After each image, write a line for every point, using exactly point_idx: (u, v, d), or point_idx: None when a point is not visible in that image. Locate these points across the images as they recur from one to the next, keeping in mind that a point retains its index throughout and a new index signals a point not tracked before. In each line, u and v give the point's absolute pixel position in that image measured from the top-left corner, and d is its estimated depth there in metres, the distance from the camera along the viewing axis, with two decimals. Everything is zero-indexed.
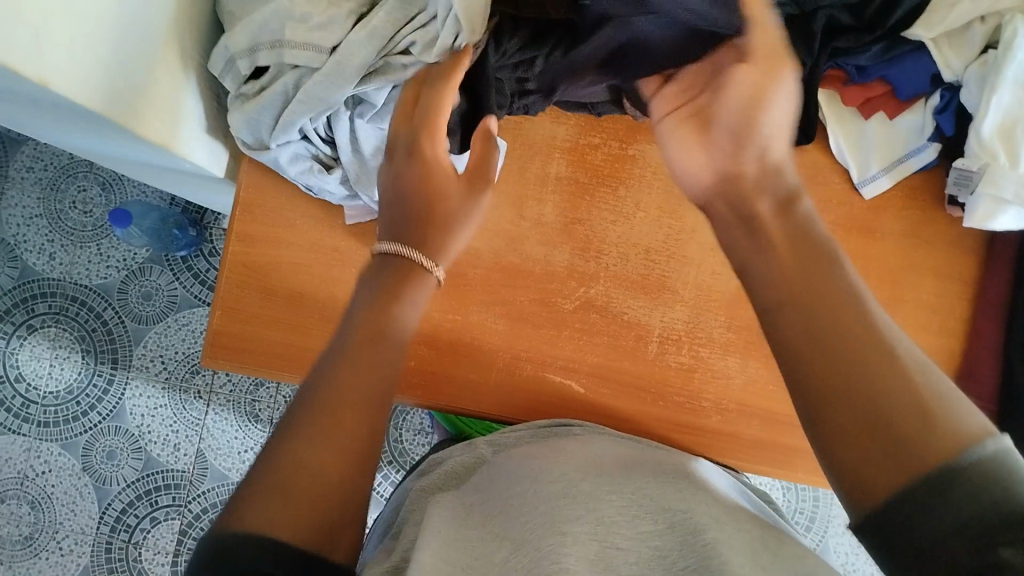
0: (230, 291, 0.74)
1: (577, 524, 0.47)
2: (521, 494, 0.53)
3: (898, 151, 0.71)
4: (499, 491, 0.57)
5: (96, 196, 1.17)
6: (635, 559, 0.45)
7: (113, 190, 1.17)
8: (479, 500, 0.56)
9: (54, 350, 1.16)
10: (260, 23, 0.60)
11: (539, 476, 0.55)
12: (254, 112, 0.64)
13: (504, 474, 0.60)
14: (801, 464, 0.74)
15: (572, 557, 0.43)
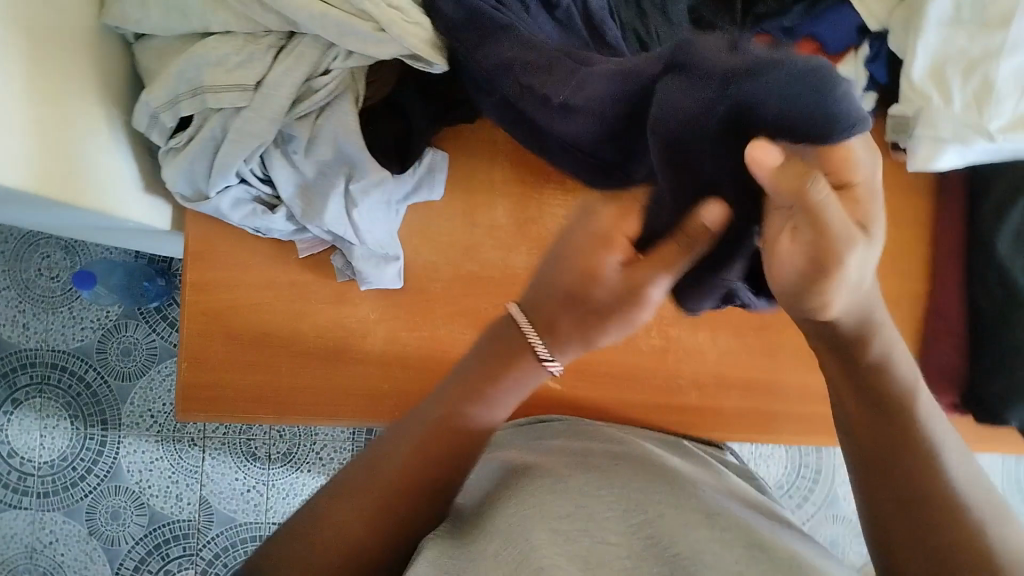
0: (194, 341, 0.73)
1: (565, 522, 0.47)
2: (515, 498, 0.52)
3: None
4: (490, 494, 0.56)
5: (61, 260, 1.15)
6: (626, 554, 0.44)
7: (77, 252, 1.15)
8: (465, 513, 0.55)
9: (42, 420, 1.14)
10: (177, 73, 0.59)
11: (528, 477, 0.55)
12: (187, 161, 0.63)
13: (496, 481, 0.59)
14: (786, 427, 0.75)
15: (562, 558, 0.43)
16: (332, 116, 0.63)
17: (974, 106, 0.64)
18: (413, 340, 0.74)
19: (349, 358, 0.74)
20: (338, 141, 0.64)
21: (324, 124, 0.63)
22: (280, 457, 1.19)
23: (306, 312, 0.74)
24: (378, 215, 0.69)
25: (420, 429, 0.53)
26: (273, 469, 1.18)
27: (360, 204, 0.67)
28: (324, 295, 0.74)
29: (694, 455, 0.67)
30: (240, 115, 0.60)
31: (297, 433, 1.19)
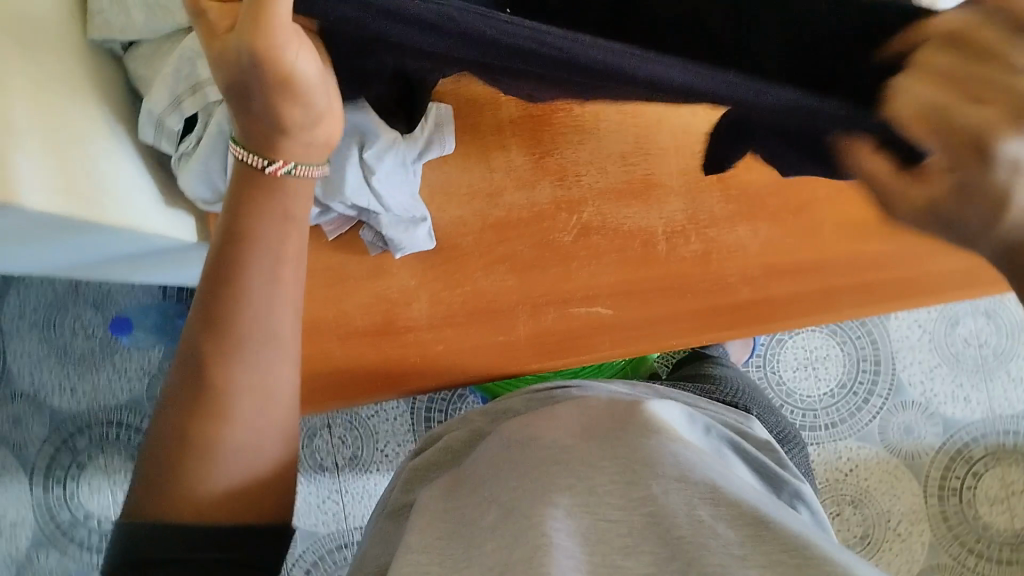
0: None
1: (566, 496, 0.51)
2: (517, 459, 0.56)
3: None
4: (486, 458, 0.60)
5: (93, 316, 1.14)
6: (625, 531, 0.48)
7: (107, 304, 1.14)
8: (470, 480, 0.59)
9: (111, 478, 1.12)
10: (172, 72, 0.59)
11: (529, 444, 0.58)
12: (200, 162, 0.63)
13: (514, 432, 0.61)
14: (845, 303, 0.74)
15: (564, 531, 0.48)
16: None
17: None
18: (457, 297, 0.74)
19: (398, 329, 0.74)
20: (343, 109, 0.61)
21: None
22: (348, 462, 1.20)
23: (347, 293, 0.73)
24: (399, 180, 0.67)
25: (220, 71, 0.42)
26: (343, 475, 1.20)
27: (380, 171, 0.65)
28: (361, 271, 0.73)
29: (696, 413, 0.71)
30: None
31: (359, 433, 1.21)
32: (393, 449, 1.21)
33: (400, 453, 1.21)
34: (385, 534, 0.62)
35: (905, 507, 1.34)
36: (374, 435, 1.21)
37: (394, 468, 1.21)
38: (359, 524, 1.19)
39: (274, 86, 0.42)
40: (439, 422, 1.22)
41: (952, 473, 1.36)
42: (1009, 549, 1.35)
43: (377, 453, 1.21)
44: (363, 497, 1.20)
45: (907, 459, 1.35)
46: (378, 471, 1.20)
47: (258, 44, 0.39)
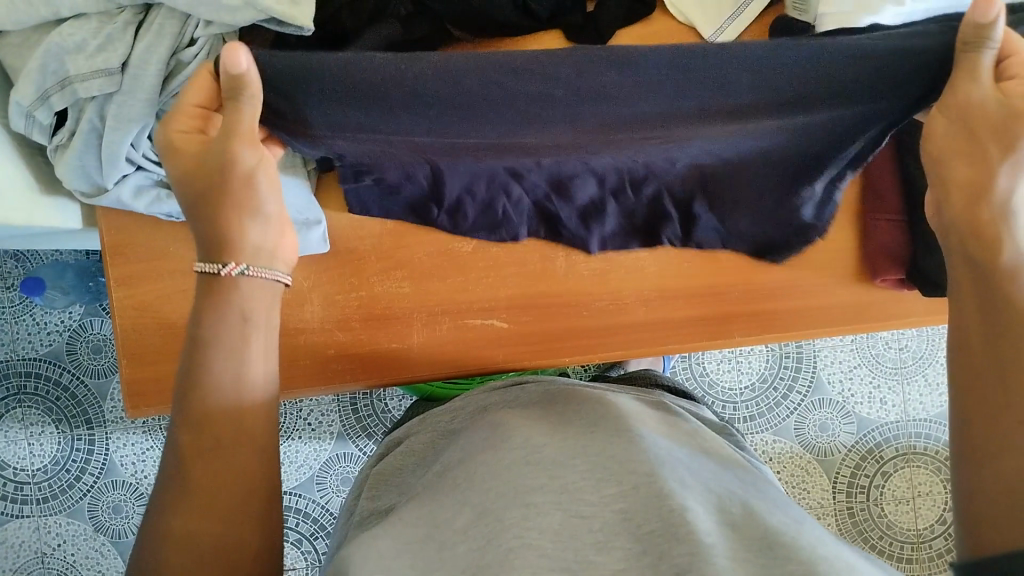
0: (129, 336, 0.72)
1: (540, 494, 0.48)
2: (485, 458, 0.53)
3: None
4: (451, 460, 0.58)
5: (13, 268, 1.16)
6: (597, 527, 0.46)
7: (27, 258, 1.16)
8: (445, 485, 0.53)
9: (28, 429, 1.17)
10: (38, 68, 0.56)
11: (501, 426, 0.58)
12: (75, 158, 0.61)
13: (468, 469, 0.53)
14: (738, 330, 0.74)
15: (536, 531, 0.45)
16: None
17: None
18: (350, 302, 0.73)
19: (288, 330, 0.72)
20: None
21: None
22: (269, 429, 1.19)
23: None
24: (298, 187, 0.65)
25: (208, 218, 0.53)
26: None
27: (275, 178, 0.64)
28: None
29: (672, 412, 0.66)
30: (113, 101, 0.58)
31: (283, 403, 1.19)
32: (315, 418, 1.20)
33: (323, 423, 1.20)
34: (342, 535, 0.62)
35: (812, 499, 1.28)
36: (297, 405, 1.20)
37: (316, 437, 1.19)
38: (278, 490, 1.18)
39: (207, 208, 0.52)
40: (363, 396, 1.21)
41: (862, 471, 1.30)
42: (909, 548, 1.29)
43: (299, 422, 1.19)
44: (283, 464, 1.18)
45: (819, 456, 1.29)
46: (299, 439, 1.19)
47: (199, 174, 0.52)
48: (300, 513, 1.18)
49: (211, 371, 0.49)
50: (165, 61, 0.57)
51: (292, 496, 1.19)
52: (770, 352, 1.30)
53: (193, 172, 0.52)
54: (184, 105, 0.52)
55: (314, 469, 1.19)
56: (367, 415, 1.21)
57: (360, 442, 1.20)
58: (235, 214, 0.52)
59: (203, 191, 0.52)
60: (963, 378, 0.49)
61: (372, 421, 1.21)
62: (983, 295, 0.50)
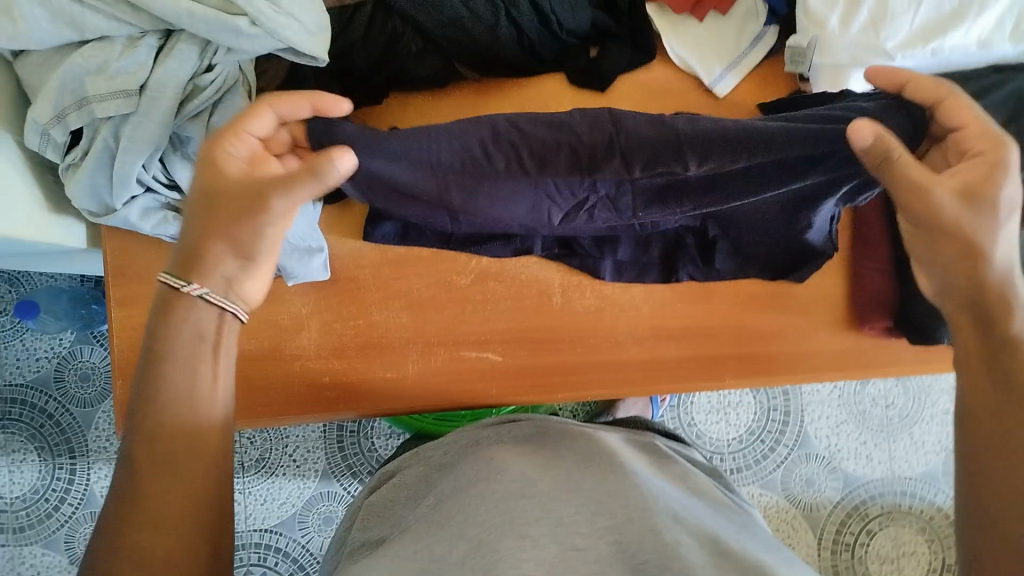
0: (126, 356, 0.72)
1: (536, 526, 0.48)
2: (480, 490, 0.54)
3: (736, 46, 0.72)
4: (443, 494, 0.58)
5: (6, 293, 1.17)
6: (593, 558, 0.46)
7: (20, 283, 1.17)
8: (439, 517, 0.54)
9: (9, 456, 1.16)
10: (57, 86, 0.57)
11: (496, 459, 0.59)
12: (85, 177, 0.62)
13: (461, 502, 0.54)
14: (730, 371, 0.75)
15: (531, 560, 0.45)
16: (224, 113, 0.61)
17: (872, 28, 0.62)
18: (348, 330, 0.74)
19: (285, 356, 0.73)
20: None
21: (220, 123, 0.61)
22: (255, 463, 1.18)
23: None
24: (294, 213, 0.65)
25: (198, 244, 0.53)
26: (248, 478, 1.18)
27: None
28: None
29: (663, 451, 0.66)
30: (127, 121, 0.59)
31: (270, 437, 1.19)
32: (301, 454, 1.19)
33: (307, 460, 1.19)
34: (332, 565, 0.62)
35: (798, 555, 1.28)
36: (283, 440, 1.20)
37: (300, 475, 1.18)
38: (261, 527, 1.17)
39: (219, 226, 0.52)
40: (350, 433, 1.20)
41: (848, 528, 1.30)
42: None
43: (284, 457, 1.19)
44: (267, 501, 1.17)
45: (805, 511, 1.30)
46: (285, 476, 1.18)
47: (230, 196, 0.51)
48: (280, 552, 1.17)
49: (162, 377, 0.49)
50: (183, 85, 0.58)
51: (274, 533, 1.17)
52: (756, 403, 1.31)
53: (217, 190, 0.51)
54: (244, 131, 0.52)
55: (296, 508, 1.18)
56: (353, 454, 1.20)
57: (344, 481, 1.19)
58: (227, 244, 0.52)
59: (205, 207, 0.52)
60: (966, 435, 0.50)
61: (358, 460, 1.20)
62: (986, 354, 0.51)
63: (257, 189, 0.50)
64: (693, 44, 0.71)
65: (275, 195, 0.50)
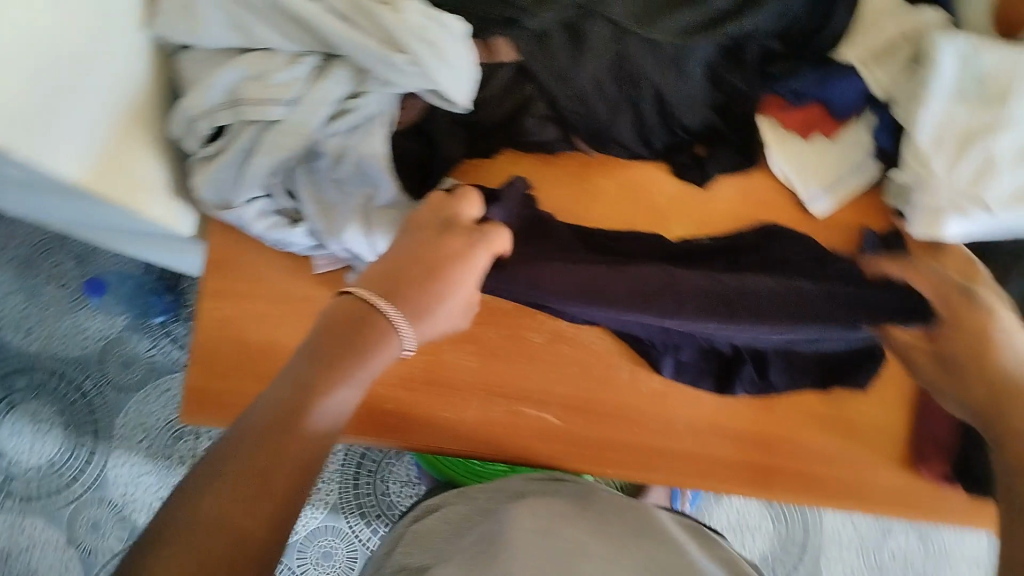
0: (204, 345, 0.75)
1: None
2: (526, 544, 0.55)
3: (836, 172, 0.76)
4: (492, 530, 0.60)
5: (71, 269, 1.21)
6: None
7: (88, 261, 1.21)
8: (483, 553, 0.55)
9: (34, 425, 1.18)
10: (218, 84, 0.62)
11: (545, 519, 0.60)
12: (217, 171, 0.66)
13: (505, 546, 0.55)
14: (776, 481, 0.76)
15: None
16: (360, 138, 0.65)
17: (977, 181, 0.65)
18: (417, 364, 0.76)
19: None
20: (362, 164, 0.66)
21: (354, 147, 0.65)
22: None
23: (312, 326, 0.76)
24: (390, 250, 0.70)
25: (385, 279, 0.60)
26: None
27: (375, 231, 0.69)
28: None
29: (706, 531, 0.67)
30: (272, 128, 0.63)
31: None
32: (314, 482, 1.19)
33: (319, 491, 1.19)
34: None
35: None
36: None
37: (309, 504, 1.19)
38: None
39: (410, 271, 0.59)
40: (367, 471, 1.21)
41: None
42: None
43: None
44: None
45: None
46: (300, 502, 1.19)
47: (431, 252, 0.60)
48: None
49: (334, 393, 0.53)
50: (333, 106, 0.63)
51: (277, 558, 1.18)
52: None
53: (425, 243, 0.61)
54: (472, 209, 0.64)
55: (299, 536, 1.18)
56: (366, 493, 1.20)
57: (352, 518, 1.19)
58: (416, 292, 0.59)
59: (411, 253, 0.60)
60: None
61: (369, 501, 1.20)
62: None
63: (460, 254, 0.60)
64: (797, 161, 0.76)
65: (461, 268, 0.60)
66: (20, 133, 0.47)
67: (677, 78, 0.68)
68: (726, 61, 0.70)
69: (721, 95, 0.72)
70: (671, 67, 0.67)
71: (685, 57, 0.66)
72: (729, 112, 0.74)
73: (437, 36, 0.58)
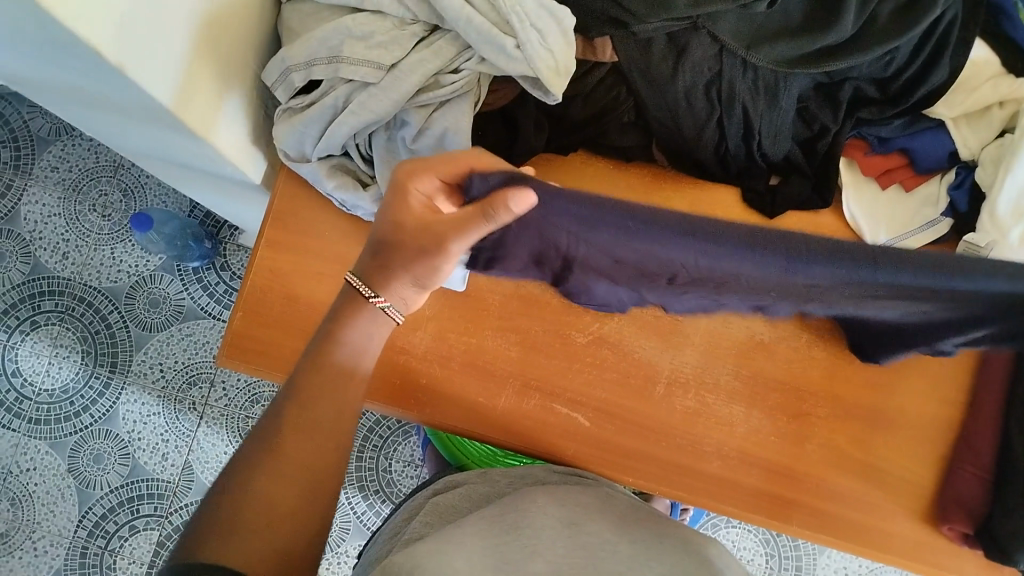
0: (254, 293, 0.76)
1: None
2: (565, 544, 0.55)
3: (908, 222, 0.74)
4: (518, 516, 0.59)
5: (117, 201, 1.22)
6: None
7: (134, 197, 1.22)
8: (507, 546, 0.55)
9: (54, 348, 1.19)
10: (320, 38, 0.63)
11: (588, 522, 0.59)
12: (300, 124, 0.67)
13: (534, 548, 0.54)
14: (797, 519, 0.75)
15: None
16: (446, 112, 0.65)
17: None
18: (460, 345, 0.76)
19: (393, 347, 0.76)
20: (443, 139, 0.66)
21: (439, 120, 0.65)
22: None
23: None
24: None
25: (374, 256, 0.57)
26: None
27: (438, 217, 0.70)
28: None
29: None
30: (366, 90, 0.64)
31: None
32: None
33: None
34: (374, 554, 0.64)
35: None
36: None
37: None
38: None
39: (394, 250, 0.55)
40: (372, 448, 1.19)
41: None
42: None
43: None
44: None
45: None
46: None
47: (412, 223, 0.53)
48: None
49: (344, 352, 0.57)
50: (428, 76, 0.64)
51: None
52: None
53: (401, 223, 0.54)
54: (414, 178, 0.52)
55: None
56: (368, 468, 1.19)
57: (350, 492, 1.17)
58: (411, 278, 0.56)
59: (385, 241, 0.56)
60: None
61: (370, 477, 1.19)
62: None
63: (432, 231, 0.52)
64: (867, 206, 0.75)
65: (450, 238, 0.51)
66: (131, 52, 0.48)
67: (767, 105, 0.69)
68: (819, 96, 0.72)
69: (807, 130, 0.73)
70: (765, 94, 0.68)
71: (781, 85, 0.68)
72: (810, 147, 0.74)
73: (549, 27, 0.59)
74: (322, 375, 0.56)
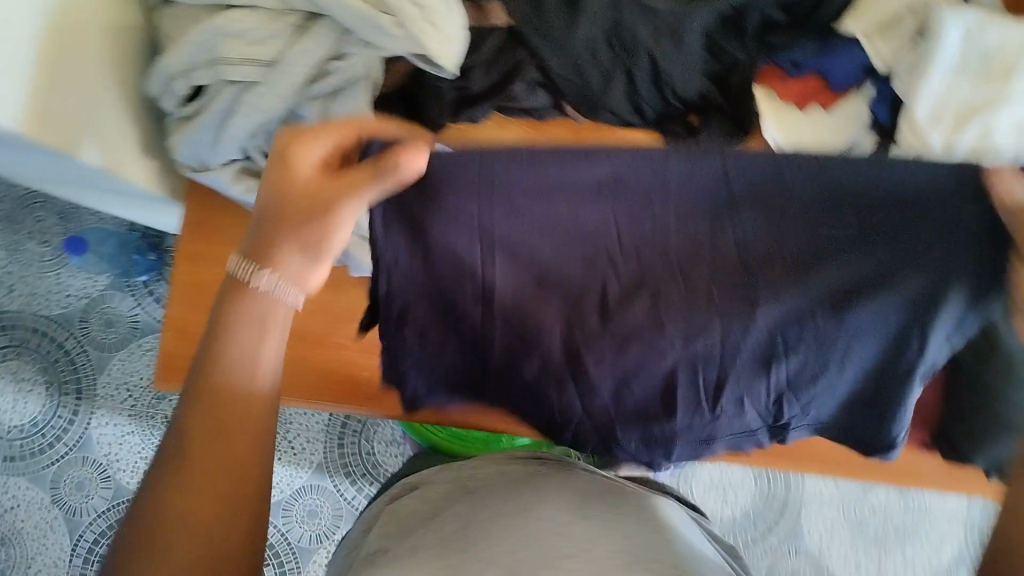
0: (181, 312, 0.74)
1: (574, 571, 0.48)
2: (521, 526, 0.53)
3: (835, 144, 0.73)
4: (468, 512, 0.59)
5: (54, 225, 1.17)
6: None
7: (71, 218, 1.17)
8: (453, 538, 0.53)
9: (16, 384, 1.14)
10: (196, 44, 0.59)
11: (544, 496, 0.58)
12: (193, 133, 0.64)
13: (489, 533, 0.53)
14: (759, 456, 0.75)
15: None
16: (340, 100, 0.64)
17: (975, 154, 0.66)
18: None
19: (329, 345, 0.75)
20: None
21: (334, 109, 0.63)
22: None
23: None
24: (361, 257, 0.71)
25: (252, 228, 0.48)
26: None
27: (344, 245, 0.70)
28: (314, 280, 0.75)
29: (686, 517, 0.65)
30: (251, 92, 0.61)
31: None
32: (298, 442, 1.11)
33: (304, 450, 1.11)
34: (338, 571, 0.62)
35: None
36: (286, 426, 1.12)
37: (294, 462, 1.10)
38: None
39: (267, 221, 0.47)
40: (351, 433, 1.12)
41: None
42: None
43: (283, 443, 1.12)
44: None
45: None
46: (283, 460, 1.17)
47: (311, 195, 0.46)
48: None
49: (241, 352, 0.45)
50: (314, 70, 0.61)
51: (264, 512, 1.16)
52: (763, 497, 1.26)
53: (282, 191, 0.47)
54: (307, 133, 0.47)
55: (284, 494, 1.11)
56: (351, 454, 1.12)
57: (335, 479, 1.10)
58: (302, 249, 0.47)
59: (272, 207, 0.47)
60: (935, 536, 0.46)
61: (354, 464, 1.11)
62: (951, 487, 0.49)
63: (322, 204, 0.46)
64: (793, 130, 0.72)
65: (342, 202, 0.46)
66: None
67: (672, 45, 0.68)
68: (724, 29, 0.70)
69: (718, 64, 0.71)
70: (664, 35, 0.68)
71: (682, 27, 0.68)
72: (723, 83, 0.72)
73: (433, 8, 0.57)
74: (222, 360, 0.45)
